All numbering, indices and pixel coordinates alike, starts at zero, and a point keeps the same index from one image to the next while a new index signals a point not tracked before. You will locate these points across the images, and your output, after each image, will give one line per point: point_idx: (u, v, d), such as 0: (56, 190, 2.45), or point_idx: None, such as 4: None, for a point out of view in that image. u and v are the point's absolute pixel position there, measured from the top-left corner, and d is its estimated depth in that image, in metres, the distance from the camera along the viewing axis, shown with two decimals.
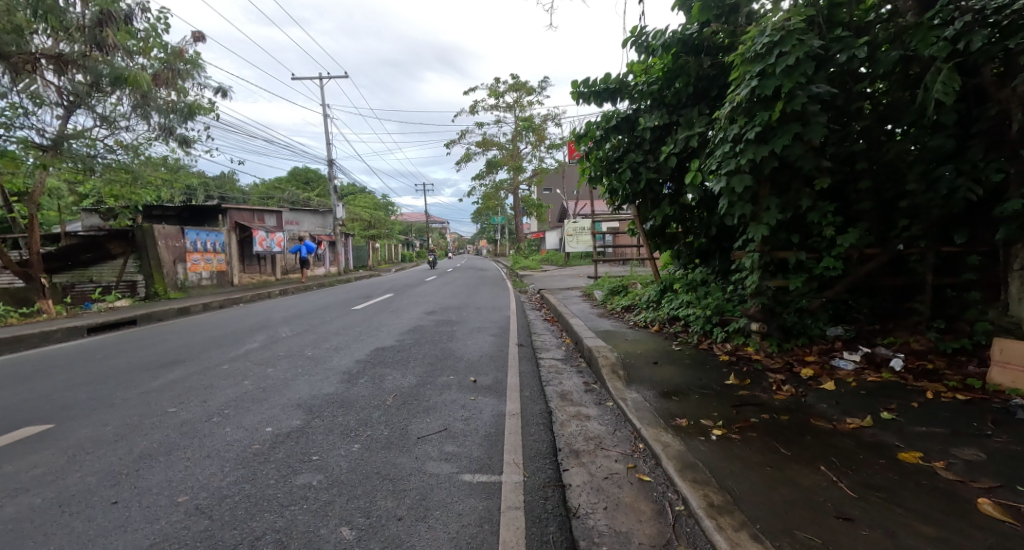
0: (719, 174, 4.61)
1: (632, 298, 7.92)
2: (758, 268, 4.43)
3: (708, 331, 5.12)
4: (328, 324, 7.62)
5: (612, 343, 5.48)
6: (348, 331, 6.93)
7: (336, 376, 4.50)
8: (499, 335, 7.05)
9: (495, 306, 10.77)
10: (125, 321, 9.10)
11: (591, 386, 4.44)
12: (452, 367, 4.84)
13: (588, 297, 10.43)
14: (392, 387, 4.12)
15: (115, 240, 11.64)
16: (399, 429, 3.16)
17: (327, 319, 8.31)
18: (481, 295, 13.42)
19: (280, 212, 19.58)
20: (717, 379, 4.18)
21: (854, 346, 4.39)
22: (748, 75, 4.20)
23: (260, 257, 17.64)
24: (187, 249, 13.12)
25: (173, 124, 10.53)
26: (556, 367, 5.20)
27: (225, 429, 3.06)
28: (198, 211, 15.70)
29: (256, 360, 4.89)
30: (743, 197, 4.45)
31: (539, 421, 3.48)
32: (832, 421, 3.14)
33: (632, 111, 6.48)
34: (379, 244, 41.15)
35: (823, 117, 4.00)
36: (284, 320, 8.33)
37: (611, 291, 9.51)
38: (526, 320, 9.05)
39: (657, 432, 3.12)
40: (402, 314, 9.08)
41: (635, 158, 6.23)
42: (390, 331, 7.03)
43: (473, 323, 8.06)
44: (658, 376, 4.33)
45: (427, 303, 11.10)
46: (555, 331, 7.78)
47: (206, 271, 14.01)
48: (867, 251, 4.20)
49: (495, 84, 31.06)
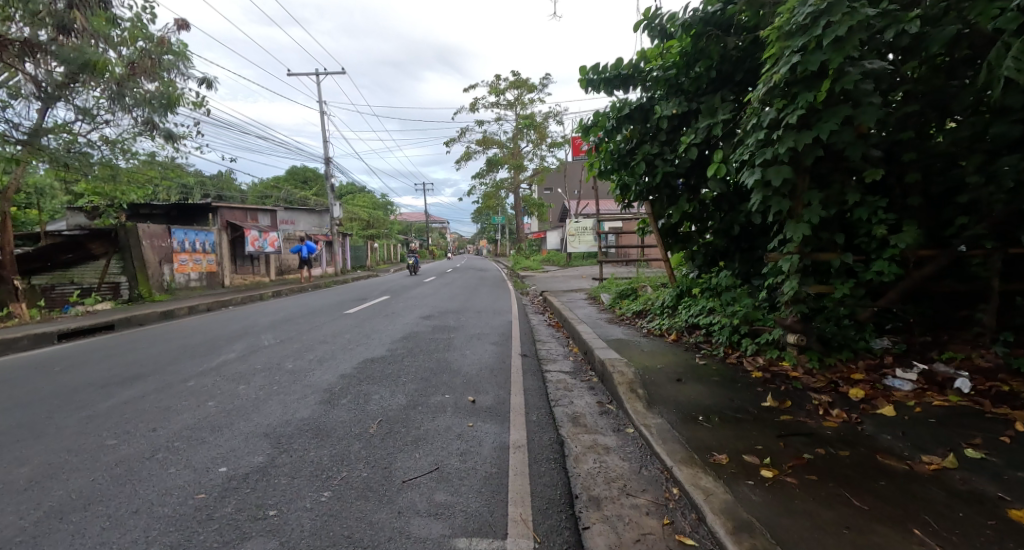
0: (751, 166, 4.07)
1: (644, 302, 7.39)
2: (796, 273, 3.89)
3: (734, 342, 4.59)
4: (315, 331, 7.08)
5: (627, 355, 4.95)
6: (336, 339, 6.40)
7: (314, 394, 3.97)
8: (499, 343, 6.51)
9: (495, 310, 10.24)
10: (102, 326, 8.57)
11: (606, 407, 3.90)
12: (446, 384, 4.31)
13: (594, 300, 9.91)
14: (377, 410, 3.59)
15: (97, 239, 11.06)
16: (379, 469, 2.62)
17: (316, 325, 7.78)
18: (481, 298, 12.89)
19: (274, 210, 19.07)
20: (752, 401, 3.64)
21: (906, 362, 3.85)
22: (787, 51, 3.64)
23: (253, 258, 17.12)
24: (174, 249, 12.64)
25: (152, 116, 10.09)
26: (564, 382, 4.67)
27: (168, 470, 2.52)
28: (187, 210, 15.19)
29: (227, 376, 4.36)
30: (779, 192, 3.91)
31: (549, 456, 2.94)
32: (906, 460, 2.60)
33: (646, 99, 5.93)
34: (378, 244, 40.64)
35: (876, 98, 3.45)
36: (269, 326, 7.79)
37: (620, 294, 8.98)
38: (529, 326, 8.51)
39: (694, 474, 2.58)
40: (396, 319, 8.54)
41: (650, 150, 5.69)
42: (380, 339, 6.50)
43: (471, 330, 7.50)
44: (684, 397, 3.78)
45: (423, 307, 10.56)
46: (560, 338, 7.25)
47: (195, 272, 13.50)
48: (923, 254, 3.66)
49: (495, 81, 30.53)
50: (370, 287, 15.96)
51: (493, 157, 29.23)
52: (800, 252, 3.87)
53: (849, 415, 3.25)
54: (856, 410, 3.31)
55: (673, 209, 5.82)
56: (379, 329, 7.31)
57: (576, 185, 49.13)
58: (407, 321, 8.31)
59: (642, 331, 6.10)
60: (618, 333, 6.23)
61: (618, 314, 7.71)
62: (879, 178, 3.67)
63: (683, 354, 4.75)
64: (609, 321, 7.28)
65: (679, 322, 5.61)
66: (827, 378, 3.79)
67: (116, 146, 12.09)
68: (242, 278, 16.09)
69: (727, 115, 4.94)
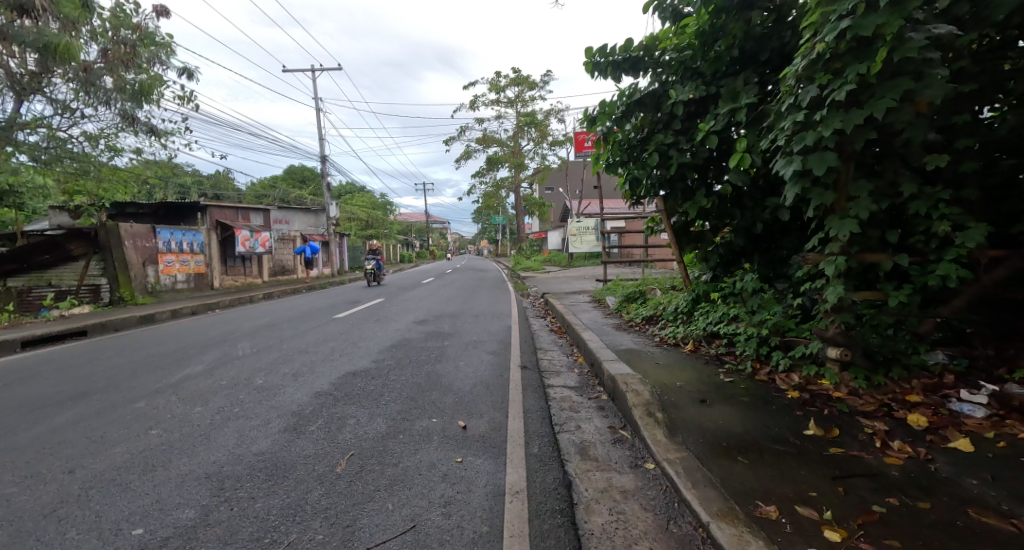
0: (786, 153, 3.51)
1: (654, 307, 6.84)
2: (841, 277, 3.33)
3: (763, 355, 4.03)
4: (297, 338, 6.54)
5: (639, 368, 4.39)
6: (318, 348, 5.86)
7: (280, 418, 3.42)
8: (496, 352, 5.96)
9: (494, 313, 9.70)
10: (75, 332, 8.04)
11: (619, 434, 3.34)
12: (434, 404, 3.78)
13: (598, 304, 9.35)
14: (351, 439, 3.06)
15: (75, 240, 10.38)
16: (339, 529, 2.07)
17: (300, 331, 7.24)
18: (480, 300, 12.35)
19: (267, 209, 18.57)
20: (793, 428, 3.08)
21: (971, 382, 3.28)
22: (832, 16, 3.09)
23: (245, 258, 16.60)
24: (160, 249, 12.14)
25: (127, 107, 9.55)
26: (569, 400, 4.11)
27: (69, 535, 1.98)
28: (174, 209, 14.67)
29: (186, 394, 3.84)
30: (821, 183, 3.36)
31: (554, 506, 2.39)
32: (1010, 519, 2.04)
33: (659, 84, 5.36)
34: (377, 244, 40.15)
35: (942, 70, 2.88)
36: (249, 332, 7.25)
37: (626, 298, 8.42)
38: (530, 332, 7.96)
39: (739, 537, 2.02)
40: (387, 324, 8.00)
41: (664, 140, 5.11)
42: (367, 347, 5.96)
43: (466, 337, 6.96)
44: (711, 422, 3.23)
45: (417, 310, 10.02)
46: (563, 345, 6.69)
47: (182, 273, 12.99)
48: (994, 256, 3.09)
49: (495, 78, 29.99)
50: (365, 289, 15.41)
51: (494, 155, 28.69)
52: (844, 253, 3.32)
53: (916, 449, 2.70)
54: (922, 444, 2.75)
55: (689, 205, 5.27)
56: (366, 336, 6.77)
57: (577, 185, 48.60)
58: (398, 327, 7.77)
59: (655, 340, 5.54)
60: (628, 341, 5.67)
61: (626, 319, 7.14)
62: (941, 165, 3.11)
63: (704, 368, 4.19)
64: (616, 327, 6.72)
65: (697, 331, 5.06)
66: (878, 399, 3.24)
67: (94, 141, 11.60)
68: (232, 279, 15.58)
69: (753, 99, 4.41)
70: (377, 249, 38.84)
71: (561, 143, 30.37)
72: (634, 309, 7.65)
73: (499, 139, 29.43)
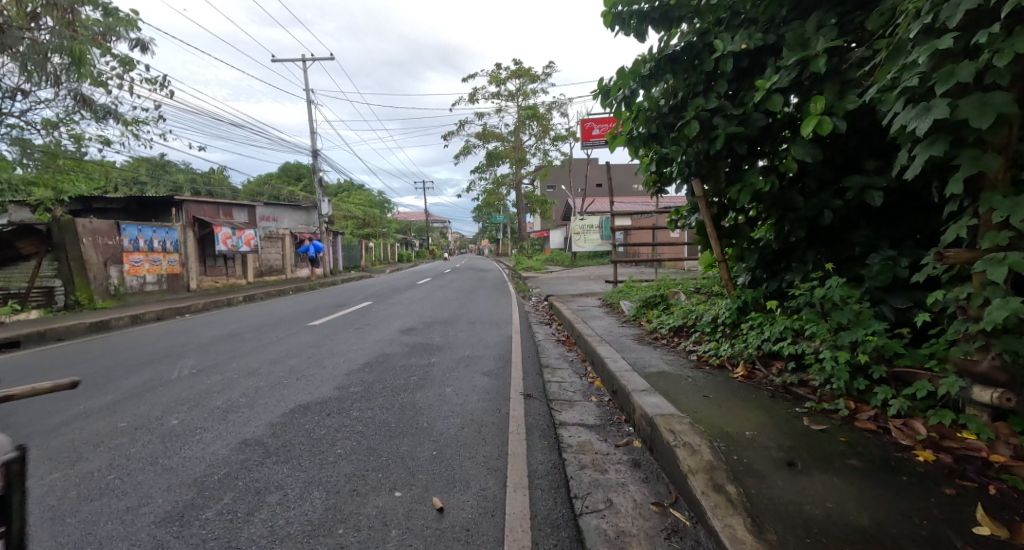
0: (914, 99, 2.37)
1: (682, 315, 5.75)
2: (1006, 285, 2.21)
3: (859, 388, 2.91)
4: (256, 353, 5.49)
5: (682, 403, 3.29)
6: (275, 367, 4.81)
7: (172, 491, 2.35)
8: (494, 371, 4.91)
9: (492, 320, 8.66)
10: (9, 343, 6.97)
11: (674, 521, 2.22)
12: (402, 464, 2.71)
13: (611, 310, 8.29)
14: (262, 539, 1.99)
15: (24, 237, 9.08)
16: None
17: (266, 342, 6.21)
18: (478, 304, 11.32)
19: (252, 206, 17.52)
20: (952, 520, 1.96)
21: None
22: None
23: (227, 258, 15.57)
24: (126, 248, 11.07)
25: (59, 75, 8.18)
26: (590, 452, 3.01)
27: None
28: (147, 204, 13.62)
29: (57, 448, 2.76)
30: (977, 142, 2.22)
31: None
32: None
33: (699, 35, 4.20)
34: (374, 244, 39.14)
35: None
36: (205, 344, 6.21)
37: (645, 303, 7.32)
38: (535, 342, 6.87)
39: None
40: (368, 334, 6.94)
41: (707, 103, 3.96)
42: (335, 366, 4.91)
43: (458, 350, 5.91)
44: (814, 504, 2.11)
45: (406, 316, 8.95)
46: (575, 362, 5.60)
47: (152, 274, 11.95)
48: None
49: (495, 70, 28.91)
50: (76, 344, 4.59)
51: (494, 151, 27.67)
52: (1009, 248, 2.21)
53: None
54: None
55: (736, 190, 4.15)
56: (340, 350, 5.72)
57: (580, 182, 47.54)
58: (382, 336, 6.75)
59: (690, 361, 4.46)
60: (657, 360, 4.57)
61: (648, 330, 6.06)
62: None
63: (772, 405, 3.09)
64: (637, 340, 5.63)
65: (750, 350, 3.95)
66: None
67: (53, 128, 10.53)
68: (212, 280, 14.59)
69: (835, 41, 3.27)
70: (374, 248, 37.79)
71: (564, 139, 29.40)
72: (656, 317, 6.56)
73: (500, 135, 28.37)
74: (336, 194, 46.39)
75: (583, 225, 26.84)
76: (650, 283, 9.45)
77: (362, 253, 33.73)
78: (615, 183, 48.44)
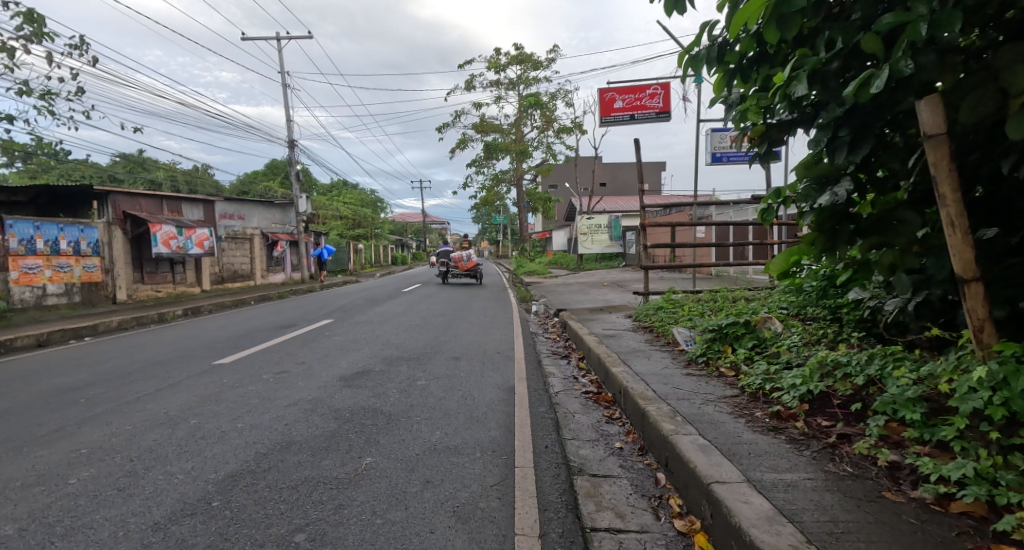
0: None
1: (818, 372, 3.25)
2: None
3: None
4: (47, 442, 3.02)
5: None
6: (25, 498, 2.34)
7: None
8: (474, 505, 2.43)
9: (485, 352, 6.25)
10: None
11: None
12: None
13: (660, 342, 5.82)
14: None
15: None
16: None
17: (106, 407, 3.76)
18: (469, 323, 8.88)
19: (209, 201, 15.11)
20: None
21: None
22: None
23: (172, 262, 13.44)
24: (12, 250, 8.76)
25: None
26: None
27: None
28: (63, 195, 11.17)
29: None
30: None
31: None
32: None
33: None
34: (365, 244, 36.85)
35: None
36: (1, 412, 3.74)
37: (717, 335, 4.87)
38: (551, 399, 4.41)
39: None
40: (291, 385, 4.49)
41: None
42: (158, 491, 2.44)
43: (420, 430, 3.45)
44: None
45: (366, 346, 6.52)
46: (627, 463, 3.11)
47: (56, 283, 9.64)
48: None
49: (495, 54, 26.54)
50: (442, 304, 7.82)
51: (493, 143, 25.30)
52: None
53: None
54: None
55: None
56: (208, 431, 3.26)
57: (583, 181, 45.42)
58: (308, 392, 4.30)
59: (921, 514, 1.94)
60: (836, 506, 2.05)
61: (748, 394, 3.56)
62: None
63: None
64: (741, 419, 3.11)
65: None
66: None
67: None
68: (152, 289, 12.47)
69: None
70: (363, 250, 35.46)
71: (569, 132, 27.15)
72: (751, 365, 4.09)
73: (500, 126, 26.00)
74: (327, 193, 44.04)
75: (590, 224, 25.42)
76: (705, 304, 6.97)
77: (350, 254, 31.45)
78: (618, 182, 46.57)
